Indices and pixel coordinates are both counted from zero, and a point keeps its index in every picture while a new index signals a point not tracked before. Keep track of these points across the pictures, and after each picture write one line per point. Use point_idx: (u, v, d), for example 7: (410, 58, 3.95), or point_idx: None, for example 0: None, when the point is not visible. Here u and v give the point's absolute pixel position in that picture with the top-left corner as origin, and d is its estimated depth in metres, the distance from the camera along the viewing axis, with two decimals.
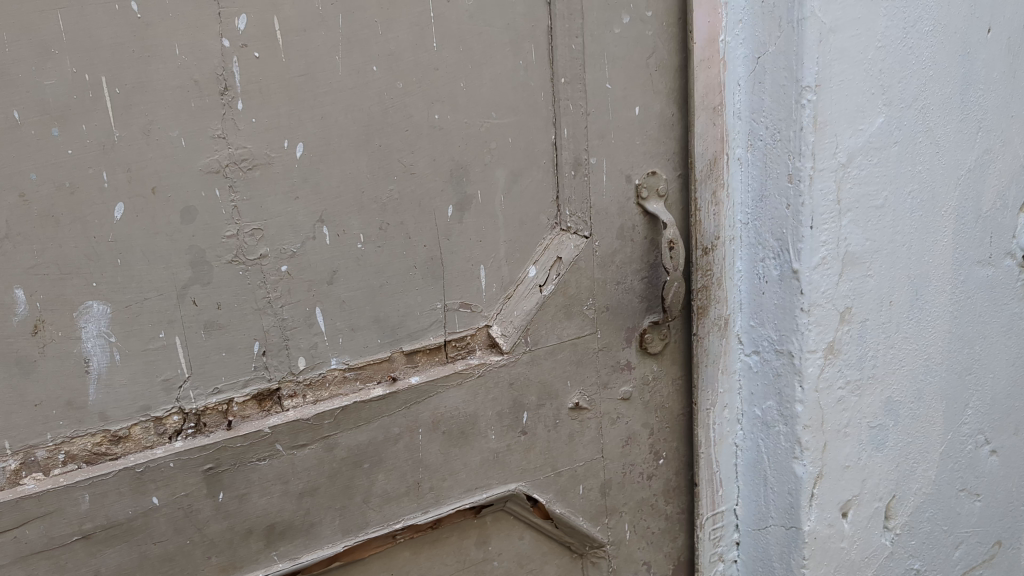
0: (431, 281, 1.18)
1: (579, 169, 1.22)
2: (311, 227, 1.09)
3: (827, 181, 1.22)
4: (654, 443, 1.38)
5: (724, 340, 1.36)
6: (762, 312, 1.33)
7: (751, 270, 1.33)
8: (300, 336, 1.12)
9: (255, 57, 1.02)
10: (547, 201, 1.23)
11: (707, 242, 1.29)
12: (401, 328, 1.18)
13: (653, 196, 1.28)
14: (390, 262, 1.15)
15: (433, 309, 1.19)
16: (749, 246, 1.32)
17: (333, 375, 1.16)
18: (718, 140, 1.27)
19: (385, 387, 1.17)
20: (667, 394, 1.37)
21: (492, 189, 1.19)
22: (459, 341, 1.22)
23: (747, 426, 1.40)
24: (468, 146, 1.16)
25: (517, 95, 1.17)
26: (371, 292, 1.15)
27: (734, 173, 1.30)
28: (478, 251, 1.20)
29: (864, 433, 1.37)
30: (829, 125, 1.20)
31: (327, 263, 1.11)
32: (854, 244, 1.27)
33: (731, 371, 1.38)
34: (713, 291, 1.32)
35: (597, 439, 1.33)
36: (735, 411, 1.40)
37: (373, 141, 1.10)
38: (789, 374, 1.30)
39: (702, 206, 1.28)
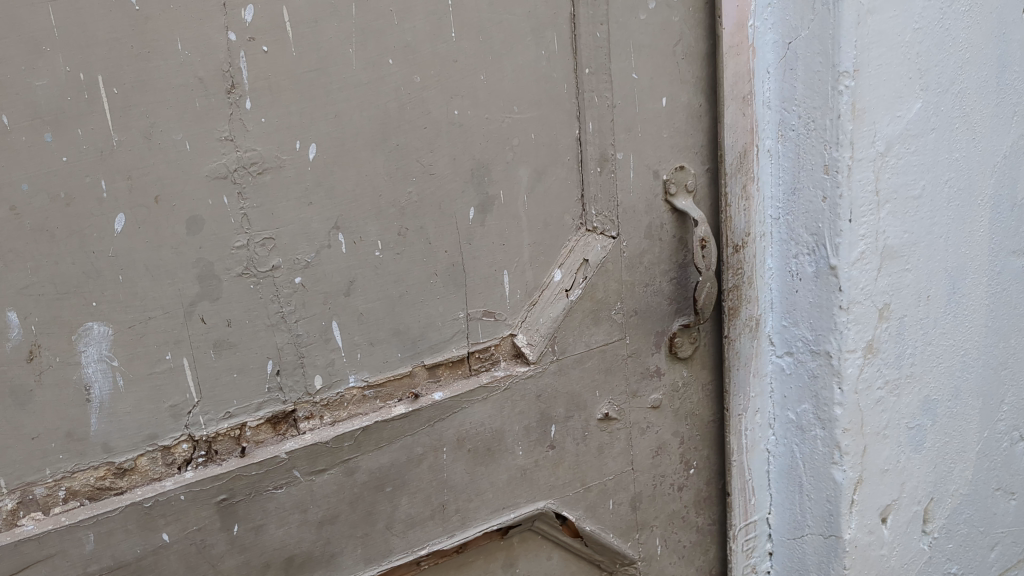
0: (452, 289, 1.10)
1: (605, 165, 1.15)
2: (326, 235, 1.01)
3: (865, 171, 1.16)
4: (685, 452, 1.31)
5: (755, 342, 1.29)
6: (796, 312, 1.26)
7: (783, 268, 1.26)
8: (315, 352, 1.04)
9: (263, 51, 0.93)
10: (571, 200, 1.16)
11: (737, 239, 1.23)
12: (422, 340, 1.10)
13: (682, 192, 1.20)
14: (410, 270, 1.07)
15: (454, 319, 1.12)
16: (781, 242, 1.26)
17: (352, 393, 1.07)
18: (747, 131, 1.20)
19: (407, 405, 1.09)
20: (698, 401, 1.30)
21: (515, 189, 1.11)
22: (482, 353, 1.15)
23: (780, 432, 1.33)
24: (490, 143, 1.08)
25: (538, 87, 1.10)
26: (390, 303, 1.07)
27: (764, 165, 1.23)
28: (501, 255, 1.12)
29: (902, 434, 1.31)
30: (866, 112, 1.14)
31: (343, 273, 1.03)
32: (892, 237, 1.21)
33: (762, 374, 1.31)
34: (744, 291, 1.25)
35: (627, 450, 1.25)
36: (767, 416, 1.33)
37: (390, 140, 1.02)
38: (827, 376, 1.24)
39: (733, 200, 1.21)
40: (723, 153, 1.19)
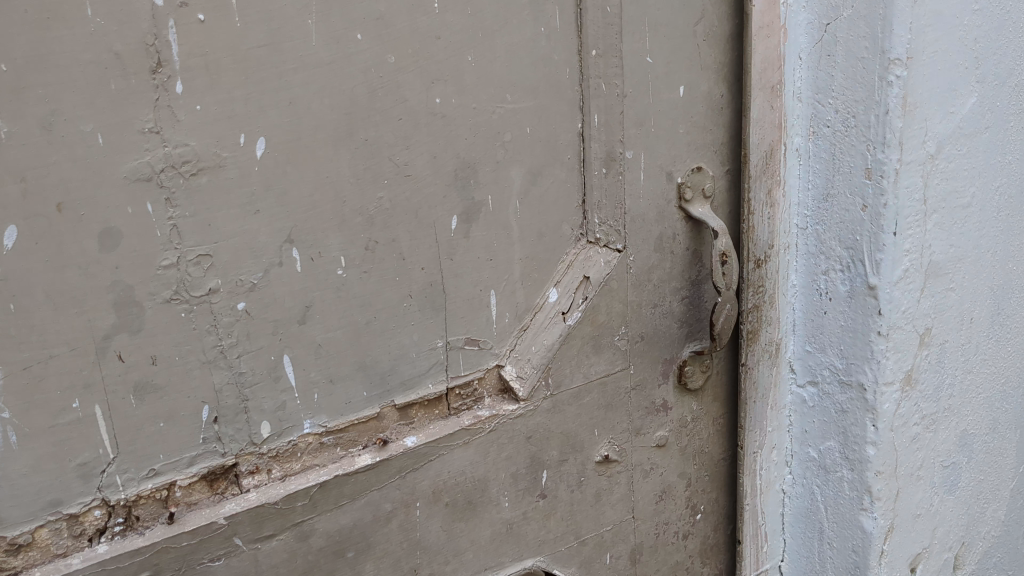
0: (430, 314, 0.91)
1: (612, 166, 0.97)
2: (276, 250, 0.82)
3: (913, 176, 0.99)
4: (691, 496, 1.14)
5: (774, 370, 1.12)
6: (823, 336, 1.09)
7: (809, 286, 1.09)
8: (262, 394, 0.84)
9: (199, 20, 0.74)
10: (569, 207, 0.97)
11: (759, 252, 1.05)
12: (393, 375, 0.91)
13: (698, 198, 1.02)
14: (379, 291, 0.88)
15: (431, 349, 0.93)
16: (807, 256, 1.08)
17: (307, 442, 0.88)
18: (775, 127, 1.02)
19: (373, 454, 0.90)
20: (708, 438, 1.13)
21: (505, 194, 0.93)
22: (464, 388, 0.96)
23: (798, 471, 1.16)
24: (477, 138, 0.89)
25: (536, 72, 0.91)
26: (353, 332, 0.87)
27: (791, 167, 1.06)
28: (488, 272, 0.94)
29: (937, 474, 1.15)
30: (918, 107, 0.97)
31: (298, 297, 0.84)
32: (938, 253, 1.04)
33: (781, 407, 1.14)
34: (766, 311, 1.08)
35: (628, 497, 1.08)
36: (784, 453, 1.17)
37: (357, 134, 0.83)
38: (859, 411, 1.07)
39: (756, 208, 1.04)
40: (748, 152, 1.02)
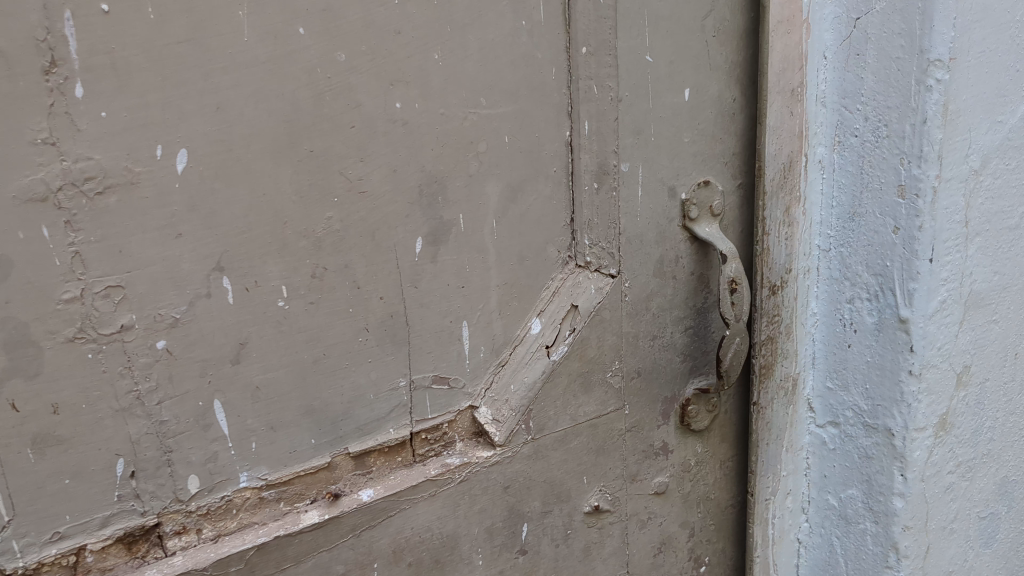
0: (391, 350, 0.80)
1: (604, 180, 0.84)
2: (203, 280, 0.70)
3: (953, 195, 0.86)
4: (695, 546, 1.01)
5: (790, 408, 0.99)
6: (846, 372, 0.97)
7: (831, 315, 0.97)
8: (189, 445, 0.73)
9: (104, 11, 0.62)
10: (554, 226, 0.85)
11: (775, 278, 0.92)
12: (346, 420, 0.79)
13: (704, 216, 0.90)
14: (330, 325, 0.76)
15: (392, 390, 0.81)
16: (830, 281, 0.96)
17: (244, 497, 0.77)
18: (795, 136, 0.89)
19: (321, 511, 0.79)
20: (715, 483, 1.00)
21: (480, 212, 0.80)
22: (431, 433, 0.84)
23: (816, 519, 1.04)
24: (445, 149, 0.77)
25: (514, 72, 0.79)
26: (299, 372, 0.76)
27: (813, 181, 0.93)
28: (460, 302, 0.82)
29: (973, 527, 1.02)
30: (960, 116, 0.84)
31: (230, 333, 0.72)
32: (979, 281, 0.91)
33: (798, 449, 1.02)
34: (781, 344, 0.95)
35: (621, 550, 0.96)
36: (800, 499, 1.04)
37: (301, 145, 0.71)
38: (885, 459, 0.95)
39: (772, 228, 0.91)
40: (763, 165, 0.88)
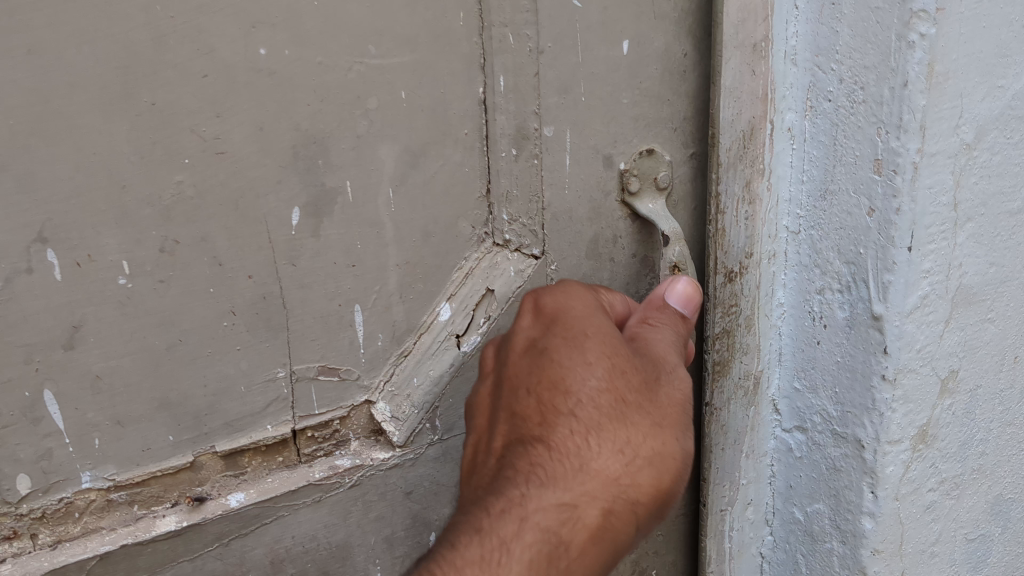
0: (265, 336, 0.69)
1: (524, 145, 0.74)
2: (22, 253, 0.59)
3: (939, 172, 0.73)
4: (639, 560, 0.90)
5: (751, 410, 0.88)
6: (814, 372, 0.85)
7: (801, 306, 0.85)
8: (15, 442, 0.62)
9: None
10: (465, 198, 0.75)
11: (731, 262, 0.81)
12: (212, 415, 0.69)
13: (648, 189, 0.78)
14: (186, 307, 0.66)
15: (268, 381, 0.71)
16: (800, 268, 0.83)
17: (88, 500, 0.67)
18: (757, 100, 0.77)
19: (181, 517, 0.69)
20: None
21: (372, 179, 0.70)
22: (319, 430, 0.74)
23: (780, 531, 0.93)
24: (326, 105, 0.66)
25: (413, 15, 0.67)
26: (149, 360, 0.66)
27: (781, 153, 0.80)
28: (351, 282, 0.71)
29: (960, 551, 0.90)
30: (949, 78, 0.71)
31: (60, 314, 0.62)
32: (970, 273, 0.79)
33: (760, 454, 0.90)
34: (739, 338, 0.83)
35: None
36: (762, 510, 0.93)
37: (139, 96, 0.60)
38: (854, 472, 0.82)
39: (729, 203, 0.79)
40: (718, 132, 0.76)
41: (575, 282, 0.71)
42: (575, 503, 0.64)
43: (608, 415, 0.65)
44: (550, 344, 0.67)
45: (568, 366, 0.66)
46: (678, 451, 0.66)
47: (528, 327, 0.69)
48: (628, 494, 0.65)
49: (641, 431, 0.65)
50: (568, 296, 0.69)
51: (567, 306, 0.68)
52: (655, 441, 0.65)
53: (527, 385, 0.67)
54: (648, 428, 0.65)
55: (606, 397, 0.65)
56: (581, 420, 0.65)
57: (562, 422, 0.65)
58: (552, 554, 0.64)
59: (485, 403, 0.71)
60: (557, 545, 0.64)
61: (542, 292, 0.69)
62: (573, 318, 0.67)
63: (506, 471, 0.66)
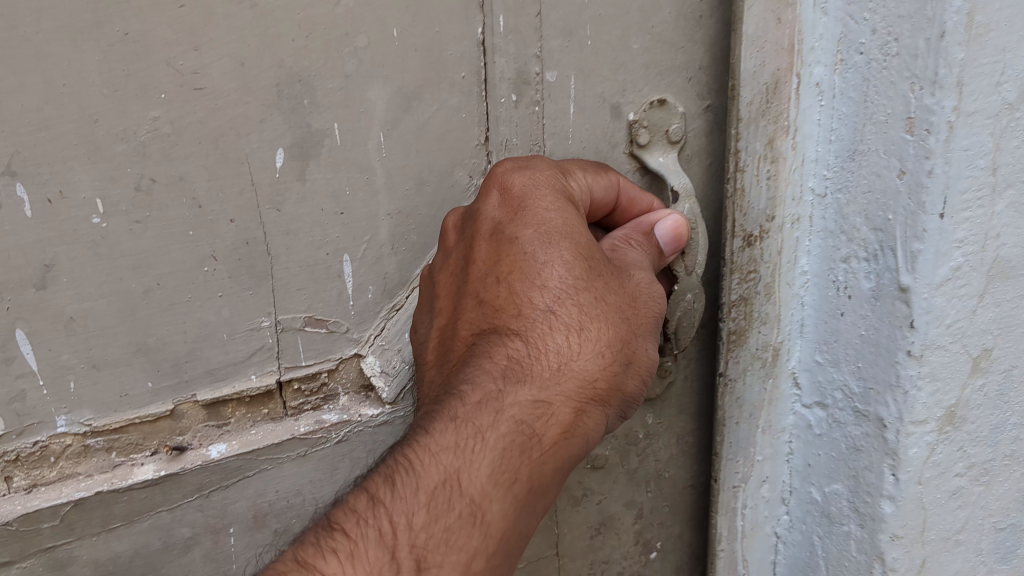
0: (248, 283, 0.67)
1: (525, 91, 0.70)
2: None
3: (976, 132, 0.67)
4: (643, 530, 0.87)
5: (768, 384, 0.84)
6: (836, 345, 0.80)
7: (825, 275, 0.80)
8: None
9: None
10: (462, 145, 0.71)
11: (749, 226, 0.77)
12: (192, 363, 0.67)
13: (658, 141, 0.76)
14: (163, 249, 0.63)
15: (252, 330, 0.68)
16: (825, 233, 0.79)
17: (64, 444, 0.65)
18: (782, 50, 0.72)
19: (159, 466, 0.67)
20: (669, 459, 0.85)
21: (362, 121, 0.66)
22: (306, 383, 0.72)
23: (797, 512, 0.89)
24: (312, 41, 0.63)
25: None
26: (125, 303, 0.63)
27: (809, 110, 0.75)
28: (339, 230, 0.69)
29: (989, 540, 0.85)
30: (990, 29, 0.65)
31: (32, 252, 0.60)
32: (1007, 244, 0.73)
33: (778, 430, 0.87)
34: (755, 307, 0.80)
35: (550, 528, 0.81)
36: (779, 488, 0.89)
37: (110, 25, 0.57)
38: (876, 453, 0.77)
39: (748, 162, 0.75)
40: (739, 84, 0.72)
41: (542, 160, 0.69)
42: (548, 400, 0.63)
43: (587, 312, 0.63)
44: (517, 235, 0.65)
45: (542, 261, 0.64)
46: (645, 356, 0.67)
47: (496, 208, 0.67)
48: (599, 396, 0.64)
49: (616, 330, 0.64)
50: (539, 183, 0.66)
51: (536, 195, 0.66)
52: (626, 343, 0.65)
53: (496, 272, 0.66)
54: (622, 330, 0.65)
55: (577, 292, 0.63)
56: (559, 317, 0.63)
57: (536, 316, 0.64)
58: (526, 447, 0.61)
59: (446, 285, 0.69)
60: (531, 437, 0.62)
61: (511, 175, 0.67)
62: (541, 209, 0.65)
63: (478, 360, 0.64)
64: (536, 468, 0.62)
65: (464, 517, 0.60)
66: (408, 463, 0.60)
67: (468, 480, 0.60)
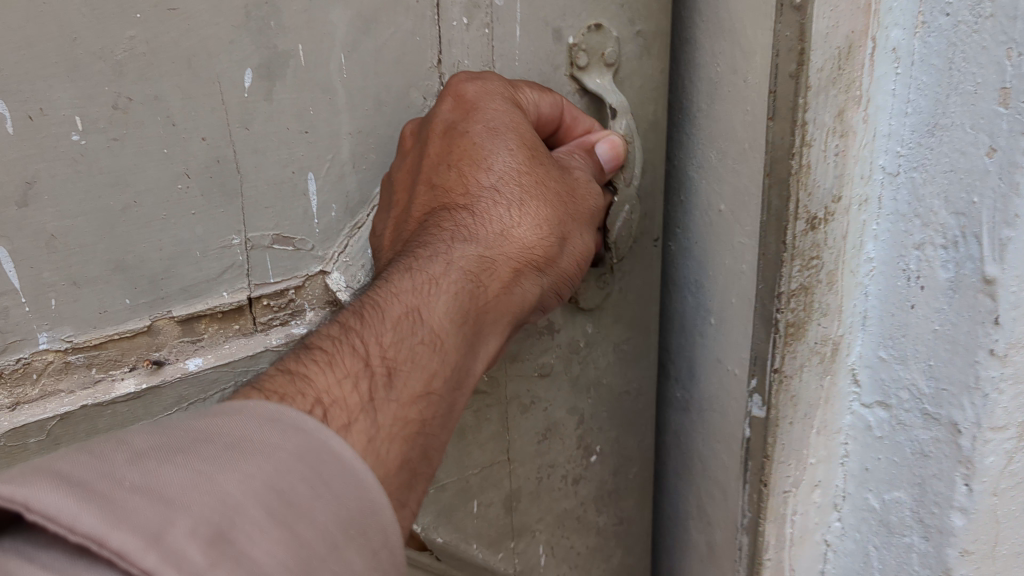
0: (220, 202, 0.70)
1: (475, 15, 0.76)
2: None
3: None
4: (584, 434, 0.95)
5: (827, 376, 0.92)
6: (906, 340, 0.88)
7: (894, 262, 0.87)
8: None
9: None
10: (416, 67, 0.76)
11: (816, 205, 0.81)
12: (169, 279, 0.70)
13: (596, 65, 0.82)
14: (140, 167, 0.66)
15: (225, 247, 0.72)
16: (896, 220, 0.86)
17: (46, 361, 0.67)
18: (857, 12, 0.75)
19: (140, 380, 0.70)
20: (606, 366, 0.93)
21: (325, 43, 0.70)
22: (274, 299, 0.77)
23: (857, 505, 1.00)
24: None
25: None
26: (105, 220, 0.66)
27: (882, 81, 0.81)
28: (305, 148, 0.73)
29: None
30: None
31: (14, 169, 0.61)
32: None
33: (834, 429, 0.97)
34: (817, 294, 0.86)
35: (501, 434, 0.87)
36: (831, 492, 1.01)
37: None
38: (946, 460, 0.86)
39: (817, 133, 0.78)
40: (810, 47, 0.74)
41: (491, 73, 0.76)
42: (494, 258, 0.72)
43: (528, 190, 0.74)
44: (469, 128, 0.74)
45: (489, 150, 0.74)
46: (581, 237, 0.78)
47: (449, 111, 0.74)
48: (539, 261, 0.74)
49: (553, 208, 0.74)
50: (489, 87, 0.74)
51: (487, 97, 0.74)
52: (565, 220, 0.75)
53: (445, 161, 0.75)
54: (563, 210, 0.75)
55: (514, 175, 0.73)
56: (503, 194, 0.74)
57: (486, 197, 0.74)
58: (474, 297, 0.69)
59: (403, 181, 0.76)
60: (479, 287, 0.70)
61: (466, 82, 0.75)
62: (492, 105, 0.73)
63: (432, 228, 0.73)
64: (483, 316, 0.71)
65: (425, 344, 0.65)
66: (377, 304, 0.66)
67: (428, 314, 0.66)
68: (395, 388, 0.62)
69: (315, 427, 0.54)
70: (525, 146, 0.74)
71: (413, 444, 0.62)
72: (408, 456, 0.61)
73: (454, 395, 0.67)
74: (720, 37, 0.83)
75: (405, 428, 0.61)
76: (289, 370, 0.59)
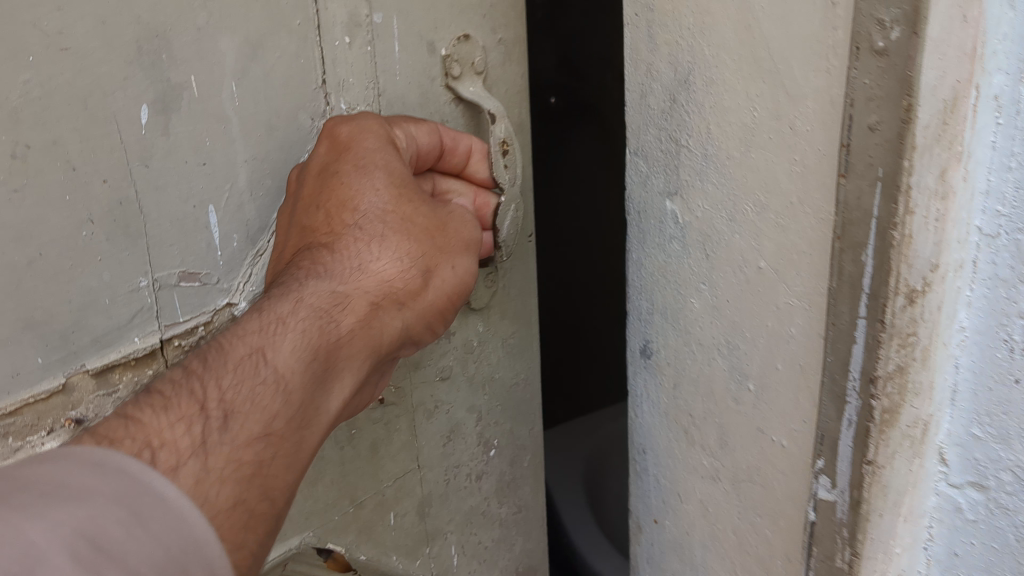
0: (122, 244, 0.67)
1: (356, 32, 0.78)
2: None
3: None
4: (482, 430, 1.01)
5: (915, 462, 0.72)
6: (1006, 416, 0.67)
7: (991, 332, 0.67)
8: None
9: None
10: (303, 89, 0.76)
11: (915, 282, 0.63)
12: (81, 332, 0.66)
13: (467, 74, 0.86)
14: (42, 217, 0.62)
15: (132, 291, 0.69)
16: (987, 283, 0.66)
17: None
18: (963, 57, 0.58)
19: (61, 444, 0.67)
20: (497, 362, 1.00)
21: (215, 71, 0.69)
22: (185, 338, 0.74)
23: None
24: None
25: None
26: (11, 278, 0.61)
27: (980, 125, 0.62)
28: (204, 180, 0.71)
29: None
30: None
31: None
32: None
33: (917, 516, 0.75)
34: (914, 376, 0.67)
35: (410, 443, 0.93)
36: None
37: None
38: None
39: (920, 202, 0.60)
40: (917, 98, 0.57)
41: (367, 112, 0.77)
42: (345, 293, 0.69)
43: (394, 228, 0.73)
44: (338, 169, 0.73)
45: (359, 190, 0.73)
46: (444, 270, 0.77)
47: (325, 154, 0.74)
48: (397, 295, 0.72)
49: (421, 247, 0.74)
50: (365, 126, 0.74)
51: (360, 136, 0.74)
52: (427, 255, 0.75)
53: (316, 202, 0.73)
54: (428, 248, 0.75)
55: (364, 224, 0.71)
56: (365, 231, 0.72)
57: (352, 234, 0.72)
58: (322, 333, 0.65)
59: (283, 222, 0.76)
60: (328, 324, 0.66)
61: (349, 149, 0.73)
62: (364, 145, 0.74)
63: (293, 265, 0.70)
64: (336, 352, 0.66)
65: (268, 386, 0.60)
66: (218, 345, 0.61)
67: (272, 355, 0.61)
68: (228, 429, 0.56)
69: (139, 475, 0.50)
70: (395, 186, 0.74)
71: (249, 487, 0.56)
72: (245, 510, 0.55)
73: (286, 427, 0.62)
74: (754, 79, 0.70)
75: (236, 472, 0.56)
76: (122, 416, 0.54)
